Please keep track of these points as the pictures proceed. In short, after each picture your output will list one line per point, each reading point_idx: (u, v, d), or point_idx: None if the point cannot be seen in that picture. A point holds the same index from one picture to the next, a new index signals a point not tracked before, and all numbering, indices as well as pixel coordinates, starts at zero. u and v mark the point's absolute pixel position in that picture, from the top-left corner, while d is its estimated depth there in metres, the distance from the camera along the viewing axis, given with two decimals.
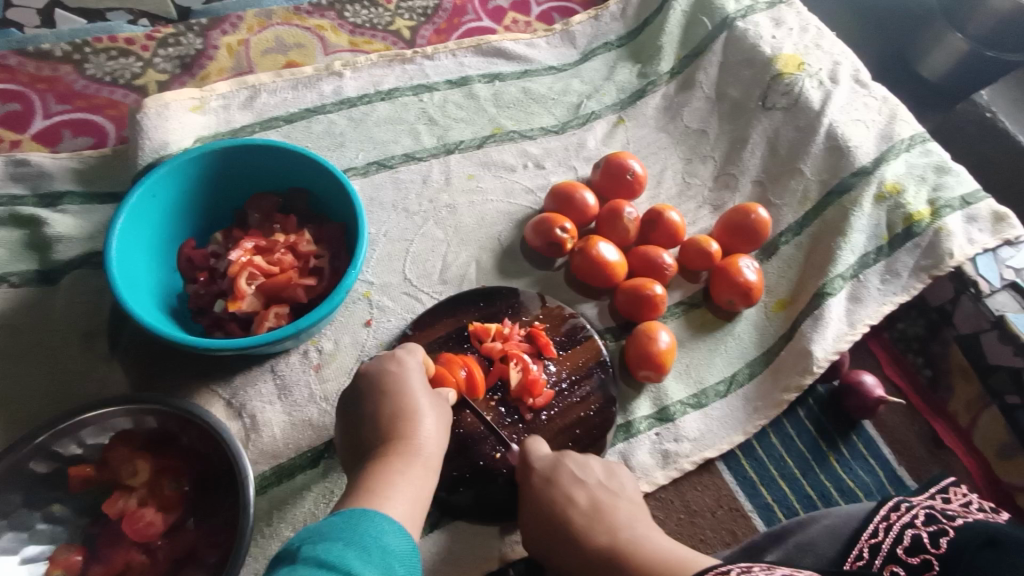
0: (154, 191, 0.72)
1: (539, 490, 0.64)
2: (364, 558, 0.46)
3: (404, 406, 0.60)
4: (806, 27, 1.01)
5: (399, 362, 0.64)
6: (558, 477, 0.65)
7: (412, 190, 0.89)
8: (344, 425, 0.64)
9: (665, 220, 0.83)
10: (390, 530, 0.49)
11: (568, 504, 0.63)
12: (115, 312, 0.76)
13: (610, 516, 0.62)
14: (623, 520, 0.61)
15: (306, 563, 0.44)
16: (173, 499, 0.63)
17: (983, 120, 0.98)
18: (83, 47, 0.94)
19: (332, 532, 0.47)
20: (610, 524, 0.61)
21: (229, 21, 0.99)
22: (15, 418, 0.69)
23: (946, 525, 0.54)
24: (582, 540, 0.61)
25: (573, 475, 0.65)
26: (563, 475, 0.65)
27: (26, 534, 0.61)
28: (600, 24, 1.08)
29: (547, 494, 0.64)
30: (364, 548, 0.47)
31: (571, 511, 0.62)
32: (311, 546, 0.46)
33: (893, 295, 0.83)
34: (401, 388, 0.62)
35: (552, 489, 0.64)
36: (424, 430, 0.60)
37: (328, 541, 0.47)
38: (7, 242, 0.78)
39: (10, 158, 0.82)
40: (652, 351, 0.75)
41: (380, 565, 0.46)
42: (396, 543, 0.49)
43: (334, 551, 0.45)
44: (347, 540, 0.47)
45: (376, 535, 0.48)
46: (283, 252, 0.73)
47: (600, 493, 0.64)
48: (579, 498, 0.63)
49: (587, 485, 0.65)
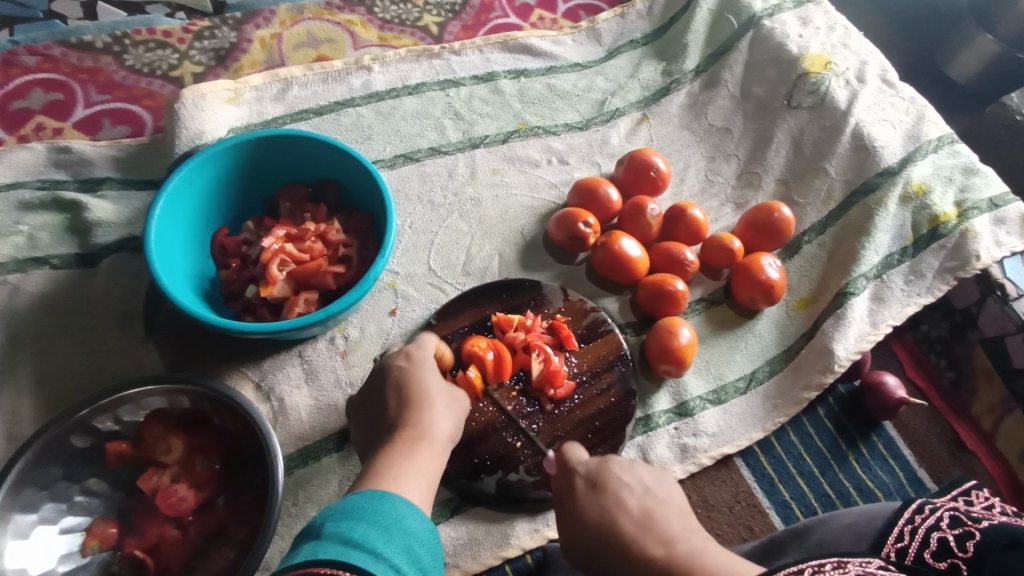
0: (191, 178, 0.74)
1: (584, 500, 0.58)
2: (387, 538, 0.47)
3: (413, 396, 0.62)
4: (833, 26, 1.01)
5: (408, 356, 0.65)
6: (604, 484, 0.58)
7: (438, 183, 0.91)
8: (361, 418, 0.65)
9: (688, 217, 0.83)
10: (410, 513, 0.50)
11: (618, 511, 0.55)
12: (152, 295, 0.78)
13: (663, 524, 0.54)
14: (678, 530, 0.53)
15: (330, 539, 0.46)
16: (206, 477, 0.65)
17: (1013, 124, 0.97)
18: (123, 39, 0.97)
19: (355, 511, 0.48)
20: (664, 535, 0.53)
21: (262, 16, 1.02)
22: (55, 395, 0.72)
23: (971, 528, 0.52)
24: (634, 554, 0.52)
25: (620, 480, 0.58)
26: (610, 479, 0.58)
27: (65, 505, 0.63)
28: (626, 22, 1.09)
29: (589, 499, 0.57)
30: (386, 528, 0.48)
31: (621, 520, 0.54)
32: (334, 523, 0.47)
33: (917, 296, 0.83)
34: (410, 377, 0.63)
35: (598, 496, 0.57)
36: (432, 416, 0.61)
37: (351, 519, 0.48)
38: (50, 226, 0.80)
39: (53, 145, 0.85)
40: (673, 346, 0.75)
41: (403, 546, 0.47)
42: (416, 525, 0.50)
43: (358, 530, 0.47)
44: (370, 520, 0.48)
45: (397, 517, 0.49)
46: (313, 241, 0.74)
47: (650, 500, 0.56)
48: (629, 504, 0.56)
49: (635, 491, 0.57)
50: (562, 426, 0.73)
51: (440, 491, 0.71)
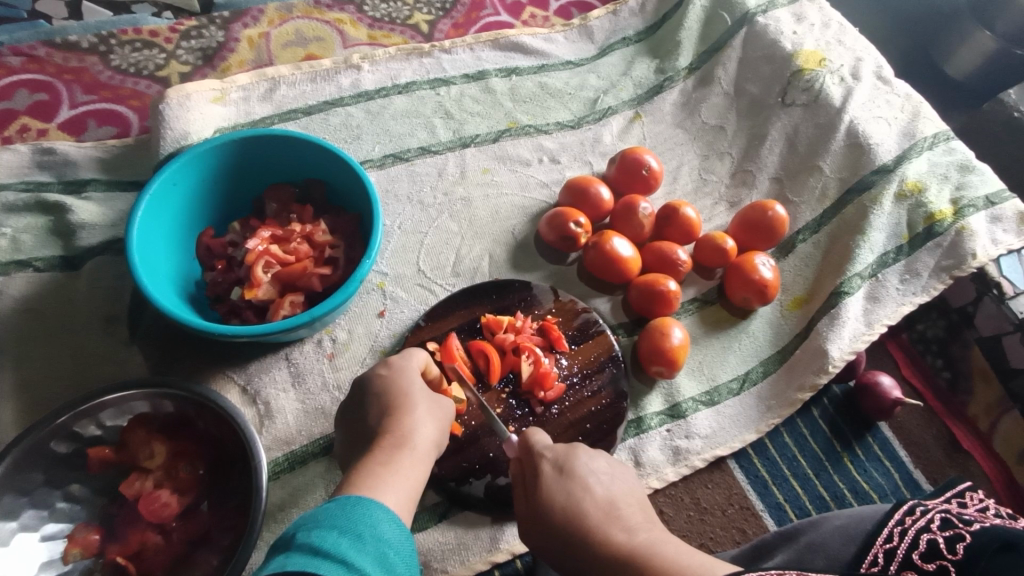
0: (174, 179, 0.73)
1: (549, 484, 0.57)
2: (359, 547, 0.46)
3: (394, 403, 0.61)
4: (828, 23, 1.00)
5: (390, 363, 0.65)
6: (571, 470, 0.58)
7: (428, 183, 0.90)
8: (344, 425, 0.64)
9: (680, 216, 0.82)
10: (384, 519, 0.49)
11: (584, 497, 0.56)
12: (136, 298, 0.77)
13: (627, 515, 0.55)
14: (640, 521, 0.55)
15: (300, 551, 0.45)
16: (189, 482, 0.64)
17: (1011, 121, 0.96)
18: (109, 39, 0.96)
19: (326, 519, 0.48)
20: (629, 524, 0.54)
21: (250, 15, 1.01)
22: (38, 399, 0.71)
23: (962, 531, 0.52)
24: (598, 540, 0.53)
25: (587, 468, 0.58)
26: (577, 465, 0.58)
27: (46, 512, 0.62)
28: (619, 19, 1.08)
29: (555, 484, 0.57)
30: (358, 536, 0.47)
31: (587, 506, 0.55)
32: (304, 534, 0.46)
33: (912, 295, 0.82)
34: (394, 383, 0.62)
35: (566, 482, 0.57)
36: (413, 422, 0.60)
37: (322, 528, 0.47)
38: (34, 228, 0.80)
39: (38, 147, 0.84)
40: (664, 347, 0.74)
41: (374, 554, 0.47)
42: (390, 531, 0.49)
43: (329, 540, 0.46)
44: (342, 528, 0.47)
45: (370, 524, 0.48)
46: (298, 242, 0.73)
47: (615, 491, 0.58)
48: (595, 491, 0.57)
49: (600, 479, 0.58)
50: (552, 428, 0.73)
51: (429, 495, 0.70)
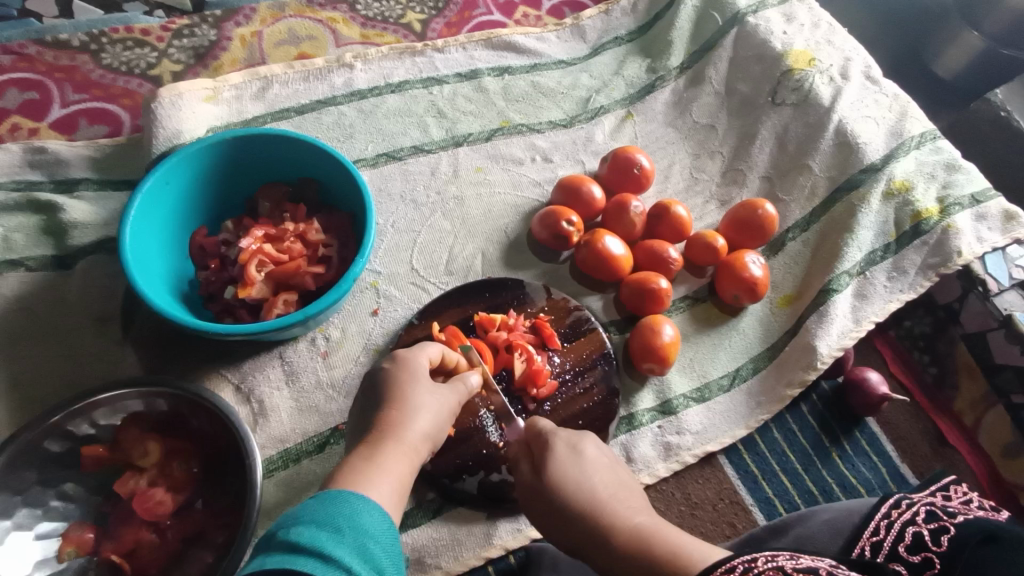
0: (167, 178, 0.73)
1: (563, 456, 0.60)
2: (338, 539, 0.46)
3: (396, 396, 0.60)
4: (818, 23, 1.01)
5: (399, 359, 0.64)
6: (584, 448, 0.61)
7: (421, 181, 0.90)
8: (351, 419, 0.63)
9: (672, 215, 0.83)
10: (364, 509, 0.49)
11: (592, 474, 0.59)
12: (129, 297, 0.77)
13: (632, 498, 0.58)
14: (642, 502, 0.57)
15: (277, 548, 0.45)
16: (183, 481, 0.64)
17: (997, 120, 0.97)
18: (101, 37, 0.96)
19: (305, 514, 0.47)
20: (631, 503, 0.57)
21: (242, 13, 1.01)
22: (31, 399, 0.71)
23: (947, 523, 0.54)
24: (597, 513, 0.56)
25: (597, 454, 0.61)
26: (588, 448, 0.61)
27: (40, 510, 0.62)
28: (611, 19, 1.09)
29: (568, 456, 0.60)
30: (337, 528, 0.46)
31: (595, 484, 0.58)
32: (284, 531, 0.46)
33: (899, 292, 0.83)
34: (401, 378, 0.61)
35: (577, 458, 0.60)
36: (412, 418, 0.59)
37: (301, 523, 0.46)
38: (26, 228, 0.79)
39: (29, 146, 0.84)
40: (656, 344, 0.75)
41: (355, 545, 0.46)
42: (371, 521, 0.48)
43: (306, 534, 0.45)
44: (320, 522, 0.46)
45: (350, 515, 0.48)
46: (292, 241, 0.74)
47: (621, 478, 0.60)
48: (601, 476, 0.59)
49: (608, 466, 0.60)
50: None
51: (423, 492, 0.71)
